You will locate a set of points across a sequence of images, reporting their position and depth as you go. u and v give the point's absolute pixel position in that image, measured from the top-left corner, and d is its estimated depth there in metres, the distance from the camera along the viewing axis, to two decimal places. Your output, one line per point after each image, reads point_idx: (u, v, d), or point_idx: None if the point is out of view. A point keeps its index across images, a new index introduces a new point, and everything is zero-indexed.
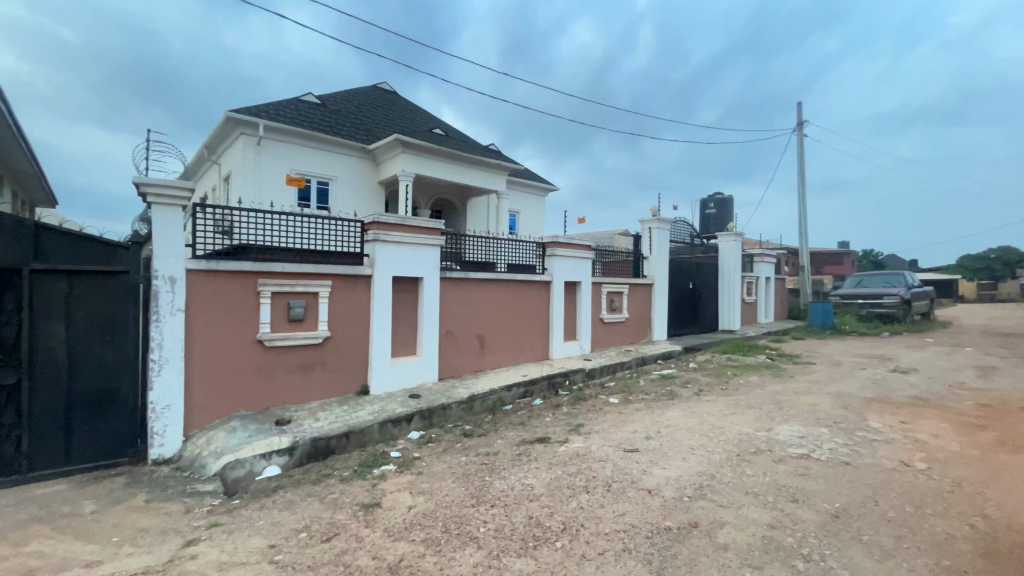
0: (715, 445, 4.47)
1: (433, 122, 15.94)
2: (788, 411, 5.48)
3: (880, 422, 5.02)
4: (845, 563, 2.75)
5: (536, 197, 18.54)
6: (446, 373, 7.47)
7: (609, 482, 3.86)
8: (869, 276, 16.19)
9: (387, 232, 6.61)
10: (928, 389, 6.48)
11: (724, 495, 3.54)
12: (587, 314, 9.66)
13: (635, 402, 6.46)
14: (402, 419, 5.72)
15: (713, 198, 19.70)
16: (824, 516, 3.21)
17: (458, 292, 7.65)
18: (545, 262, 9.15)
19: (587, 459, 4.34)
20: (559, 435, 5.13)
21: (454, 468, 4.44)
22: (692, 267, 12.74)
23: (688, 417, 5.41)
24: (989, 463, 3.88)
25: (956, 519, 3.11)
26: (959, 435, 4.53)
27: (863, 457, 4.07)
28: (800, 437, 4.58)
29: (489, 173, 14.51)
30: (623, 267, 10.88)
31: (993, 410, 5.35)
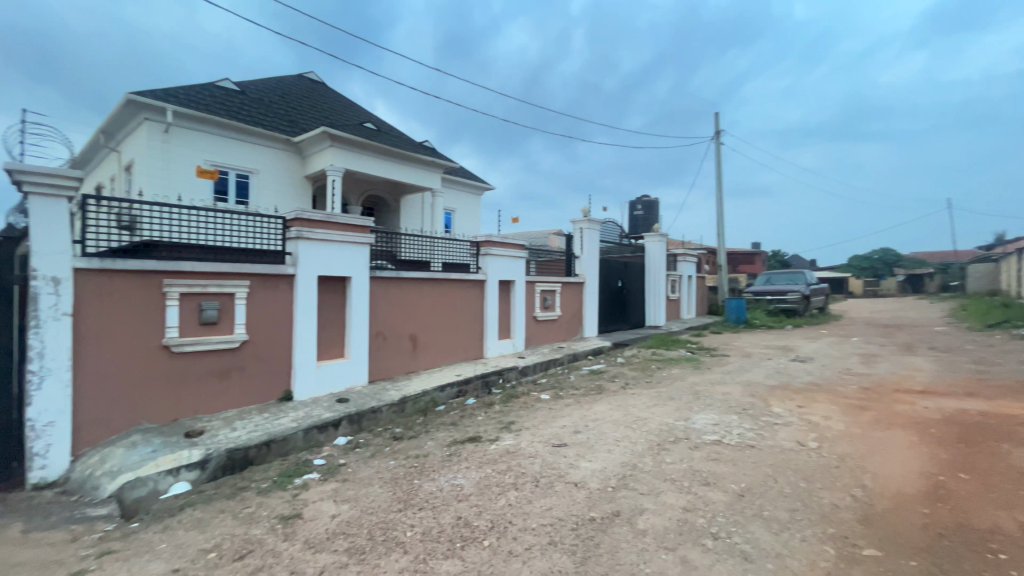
0: (638, 435, 4.70)
1: (363, 116, 15.39)
2: (704, 400, 5.87)
3: (782, 407, 5.53)
4: (747, 538, 3.00)
5: (471, 196, 18.48)
6: (377, 375, 7.24)
7: (537, 477, 3.93)
8: (777, 274, 17.74)
9: (311, 229, 6.29)
10: (822, 376, 7.22)
11: (645, 483, 3.73)
12: (521, 313, 9.79)
13: (565, 397, 6.63)
14: (329, 425, 5.47)
15: (641, 201, 20.68)
16: (731, 496, 3.47)
17: (389, 291, 7.44)
18: (480, 261, 9.13)
19: (518, 456, 4.39)
20: (490, 433, 5.14)
21: (382, 473, 4.32)
22: (620, 265, 13.30)
23: (615, 410, 5.64)
24: (867, 439, 4.40)
25: (841, 491, 3.49)
26: (845, 416, 5.10)
27: (766, 440, 4.46)
28: (714, 425, 4.92)
29: (424, 170, 14.25)
30: (556, 266, 11.12)
31: (872, 392, 6.07)
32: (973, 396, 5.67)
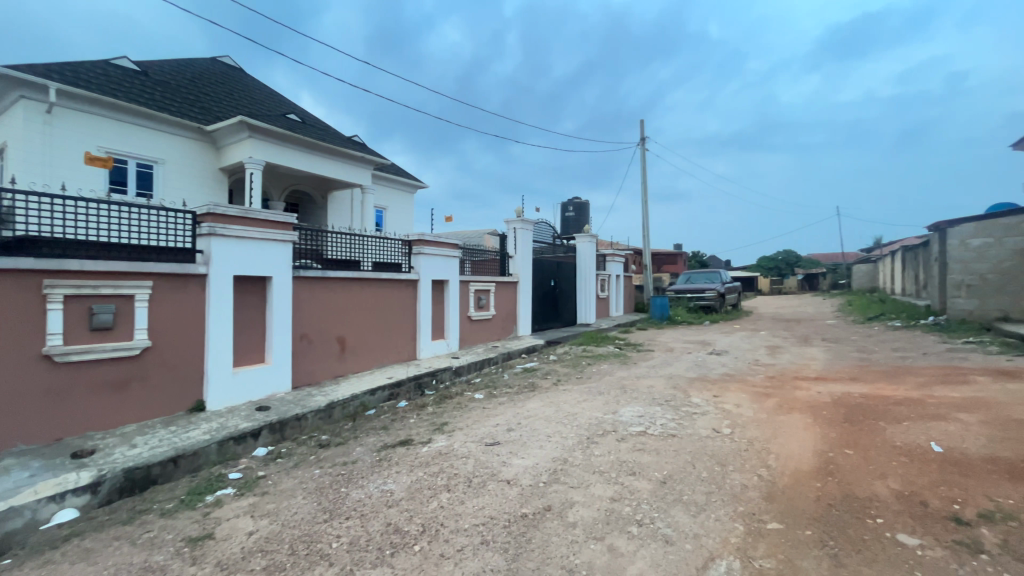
0: (569, 430, 4.83)
1: (286, 106, 14.52)
2: (631, 394, 6.15)
3: (700, 397, 5.93)
4: (668, 522, 3.17)
5: (403, 193, 18.03)
6: (301, 380, 6.85)
7: (470, 478, 3.91)
8: (696, 273, 18.99)
9: (225, 225, 5.81)
10: (734, 367, 7.83)
11: (575, 476, 3.83)
12: (455, 313, 9.70)
13: (499, 396, 6.66)
14: (247, 436, 5.09)
15: (572, 202, 21.26)
16: (655, 483, 3.66)
17: (316, 292, 7.07)
18: (412, 261, 8.93)
19: (450, 457, 4.35)
20: (423, 436, 5.05)
21: (306, 483, 4.08)
22: (553, 265, 13.60)
23: (547, 407, 5.76)
24: (772, 423, 4.83)
25: (749, 472, 3.80)
26: (754, 403, 5.58)
27: (686, 429, 4.76)
28: (639, 417, 5.17)
29: (354, 166, 13.71)
30: (490, 265, 11.15)
31: (776, 380, 6.69)
32: (857, 381, 6.42)
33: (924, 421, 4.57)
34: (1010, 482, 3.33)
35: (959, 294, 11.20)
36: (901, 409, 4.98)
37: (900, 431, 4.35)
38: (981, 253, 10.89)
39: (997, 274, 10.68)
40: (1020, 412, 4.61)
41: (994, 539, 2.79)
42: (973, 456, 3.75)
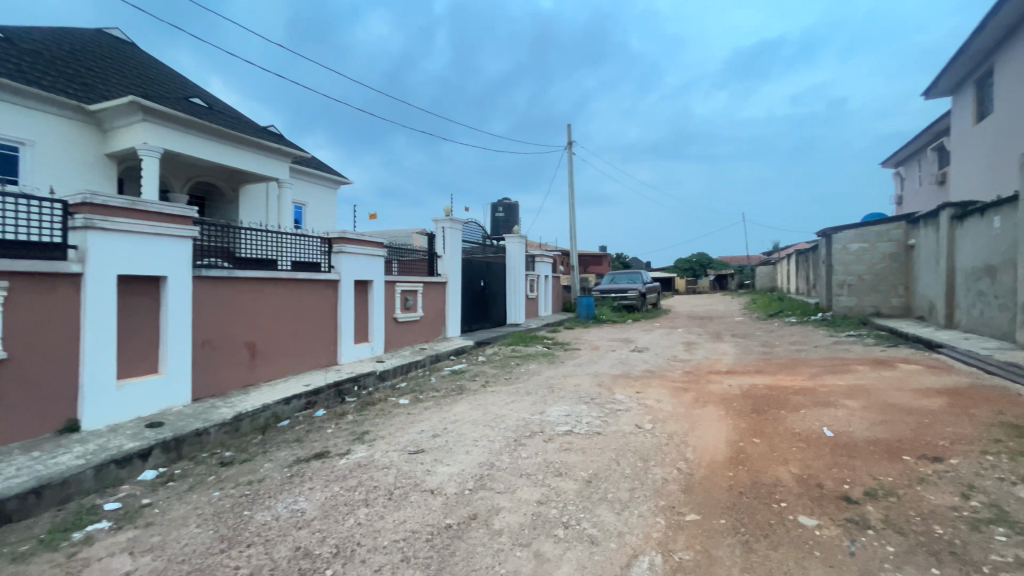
0: (497, 433, 4.74)
1: (188, 88, 13.15)
2: (558, 393, 6.17)
3: (623, 393, 6.10)
4: (595, 522, 3.17)
5: (324, 189, 17.05)
6: (203, 392, 6.17)
7: (391, 490, 3.67)
8: (619, 274, 19.80)
9: (106, 217, 5.06)
10: (655, 363, 8.19)
11: (502, 481, 3.73)
12: (380, 315, 9.27)
13: (425, 400, 6.42)
14: (133, 457, 4.45)
15: (502, 203, 21.29)
16: (580, 483, 3.66)
17: (221, 293, 6.40)
18: (333, 259, 8.40)
19: (370, 468, 4.08)
20: (341, 447, 4.71)
21: (201, 508, 3.62)
22: (482, 266, 13.48)
23: (474, 410, 5.62)
24: (689, 417, 5.05)
25: (670, 465, 3.92)
26: (673, 397, 5.83)
27: (610, 426, 4.85)
28: (566, 416, 5.19)
29: (268, 158, 12.71)
30: (417, 265, 10.80)
31: (692, 375, 7.06)
32: (762, 374, 6.94)
33: (818, 408, 5.01)
34: (889, 461, 3.71)
35: (842, 293, 12.59)
36: (798, 398, 5.44)
37: (798, 419, 4.72)
38: (859, 257, 12.32)
39: (872, 275, 12.13)
40: (893, 397, 5.21)
41: (878, 515, 3.07)
42: (858, 439, 4.15)
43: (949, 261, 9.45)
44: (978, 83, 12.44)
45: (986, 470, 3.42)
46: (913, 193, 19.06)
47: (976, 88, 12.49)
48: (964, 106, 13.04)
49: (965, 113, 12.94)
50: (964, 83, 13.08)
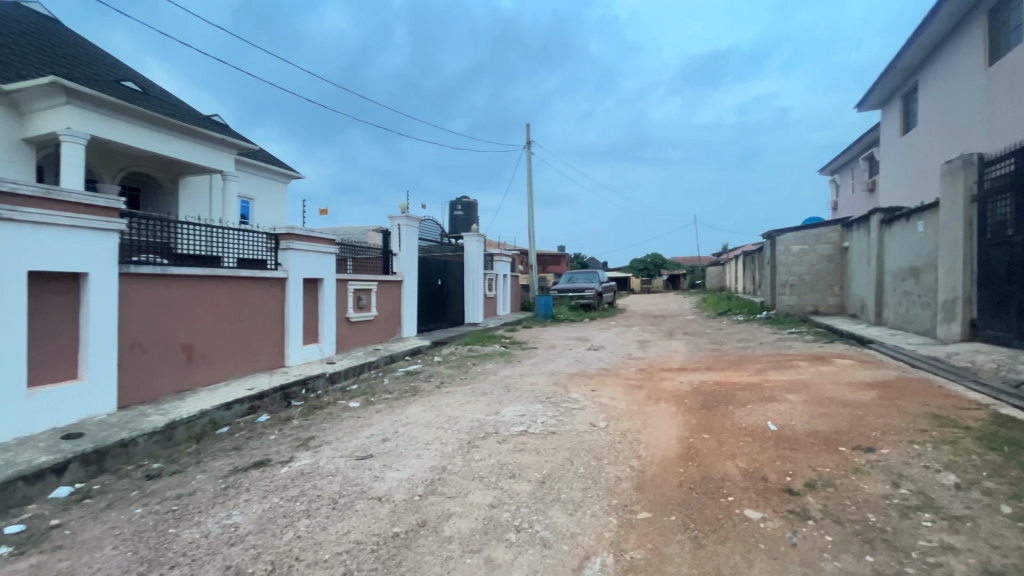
0: (450, 435, 4.61)
1: (121, 71, 12.19)
2: (513, 393, 6.10)
3: (579, 392, 6.11)
4: (547, 524, 3.11)
5: (273, 182, 16.26)
6: (131, 398, 5.67)
7: (335, 498, 3.48)
8: (577, 274, 20.06)
9: (17, 208, 4.56)
10: (609, 361, 8.29)
11: (453, 485, 3.62)
12: (331, 314, 8.90)
13: (377, 403, 6.19)
14: (44, 473, 3.99)
15: (461, 201, 21.05)
16: (534, 484, 3.60)
17: (152, 291, 5.92)
18: (280, 256, 7.96)
19: (314, 476, 3.86)
20: (283, 454, 4.44)
21: (120, 528, 3.29)
22: (440, 264, 13.25)
23: (427, 412, 5.46)
24: (642, 414, 5.11)
25: (623, 463, 3.93)
26: (627, 395, 5.90)
27: (565, 425, 4.83)
28: (521, 416, 5.13)
29: (212, 149, 11.97)
30: (372, 263, 10.46)
31: (646, 372, 7.18)
32: (711, 370, 7.16)
33: (762, 402, 5.20)
34: (826, 452, 3.87)
35: (785, 292, 13.24)
36: (745, 393, 5.62)
37: (745, 414, 4.87)
38: (800, 258, 13.00)
39: (811, 275, 12.82)
40: (830, 391, 5.48)
41: (817, 505, 3.18)
42: (799, 432, 4.32)
43: (879, 262, 10.11)
44: (904, 97, 13.41)
45: (912, 458, 3.63)
46: (847, 199, 20.39)
47: (902, 103, 13.46)
48: (892, 118, 14.05)
49: (892, 126, 13.92)
50: (892, 98, 14.09)
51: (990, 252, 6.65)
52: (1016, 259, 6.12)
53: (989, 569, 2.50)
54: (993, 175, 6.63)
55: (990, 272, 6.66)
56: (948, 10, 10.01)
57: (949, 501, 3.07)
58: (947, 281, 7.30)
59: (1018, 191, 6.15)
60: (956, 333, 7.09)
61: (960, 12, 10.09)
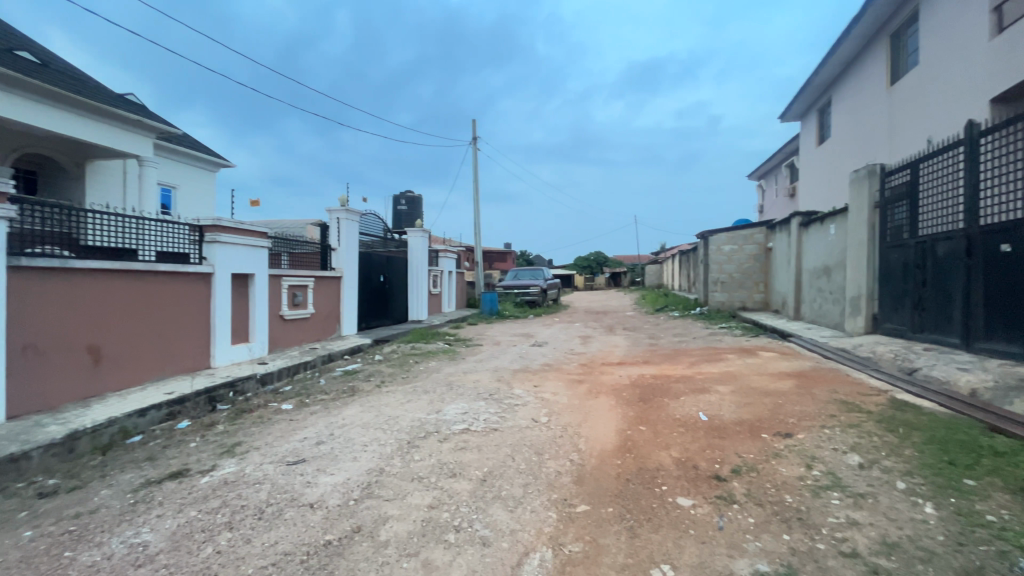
0: (389, 436, 4.47)
1: (15, 39, 10.83)
2: (456, 391, 6.04)
3: (522, 388, 6.14)
4: (487, 523, 3.09)
5: (199, 171, 15.11)
6: (25, 407, 5.05)
7: (262, 508, 3.27)
8: (522, 271, 20.21)
9: None
10: (552, 357, 8.41)
11: (391, 487, 3.51)
12: (263, 312, 8.37)
13: (311, 404, 5.90)
14: None
15: (404, 196, 20.56)
16: (474, 483, 3.56)
17: (50, 288, 5.29)
18: (204, 250, 7.35)
19: (239, 485, 3.61)
20: (204, 463, 4.11)
21: (5, 555, 2.91)
22: (382, 260, 12.85)
23: (366, 412, 5.26)
24: (582, 408, 5.22)
25: (563, 458, 3.98)
26: (568, 389, 6.00)
27: (507, 421, 4.83)
28: (463, 413, 5.08)
29: (128, 132, 10.91)
30: (309, 258, 9.95)
31: (587, 367, 7.34)
32: (648, 364, 7.45)
33: (695, 394, 5.46)
34: (750, 440, 4.12)
35: (716, 289, 14.03)
36: (679, 385, 5.88)
37: (678, 405, 5.10)
38: (730, 257, 13.82)
39: (740, 273, 13.67)
40: (754, 381, 5.86)
41: (742, 490, 3.37)
42: (727, 421, 4.57)
43: (799, 262, 10.94)
44: (819, 110, 14.56)
45: (824, 442, 3.94)
46: (771, 204, 21.94)
47: (818, 115, 14.62)
48: (809, 130, 15.24)
49: (810, 136, 15.09)
50: (809, 111, 15.31)
51: (890, 254, 7.36)
52: (910, 260, 6.83)
53: (887, 540, 2.75)
54: (892, 184, 7.33)
55: (889, 272, 7.38)
56: (857, 32, 10.97)
57: (854, 479, 3.36)
58: (854, 279, 8.01)
59: (913, 199, 6.84)
60: (861, 326, 7.81)
61: (868, 34, 11.08)
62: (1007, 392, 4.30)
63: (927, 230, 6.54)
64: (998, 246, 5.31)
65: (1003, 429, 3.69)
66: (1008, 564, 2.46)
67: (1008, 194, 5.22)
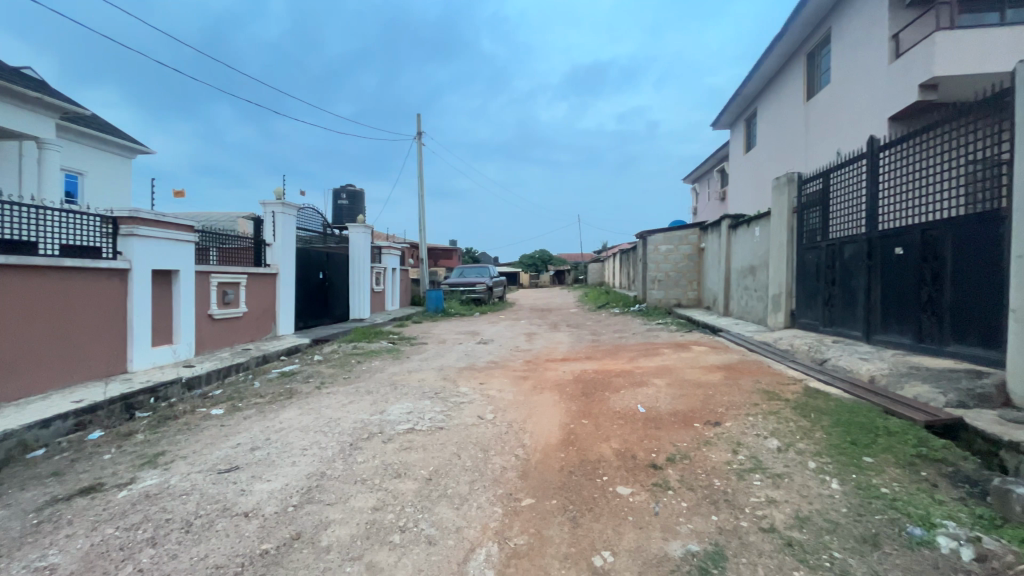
0: (330, 439, 4.33)
1: None
2: (400, 390, 5.94)
3: (468, 386, 6.15)
4: (433, 521, 3.08)
5: (112, 156, 13.81)
6: None
7: (190, 519, 3.08)
8: (467, 268, 20.15)
9: None
10: (498, 354, 8.48)
11: (333, 491, 3.41)
12: (189, 311, 7.79)
13: (244, 408, 5.58)
14: None
15: (345, 190, 19.85)
16: (420, 482, 3.54)
17: None
18: (119, 244, 6.71)
19: (163, 497, 3.36)
20: (122, 476, 3.79)
21: None
22: (321, 256, 12.36)
23: (304, 415, 5.06)
24: (527, 404, 5.31)
25: (508, 453, 4.04)
26: (513, 386, 6.08)
27: (452, 419, 4.82)
28: (408, 413, 5.01)
29: (24, 111, 9.75)
30: (240, 253, 9.37)
31: (532, 364, 7.47)
32: (590, 359, 7.69)
33: (634, 387, 5.71)
34: (684, 429, 4.38)
35: (654, 287, 14.70)
36: (619, 379, 6.13)
37: (618, 398, 5.31)
38: (666, 257, 14.52)
39: (675, 272, 14.43)
40: (688, 374, 6.22)
41: (676, 476, 3.59)
42: (663, 412, 4.83)
43: (728, 261, 11.72)
44: (746, 120, 15.63)
45: (748, 428, 4.26)
46: (704, 206, 23.28)
47: (746, 125, 15.67)
48: (738, 138, 16.31)
49: (738, 144, 16.15)
50: (738, 120, 16.39)
51: (805, 255, 8.05)
52: (822, 261, 7.51)
53: (800, 515, 3.04)
54: (808, 192, 8.02)
55: (804, 271, 8.08)
56: (779, 50, 11.90)
57: (773, 461, 3.67)
58: (775, 278, 8.68)
59: (825, 206, 7.52)
60: (781, 321, 8.49)
61: (788, 52, 12.05)
62: (899, 377, 4.86)
63: (837, 234, 7.22)
64: (893, 249, 5.95)
65: (896, 411, 4.17)
66: (898, 530, 2.80)
67: (903, 202, 5.85)
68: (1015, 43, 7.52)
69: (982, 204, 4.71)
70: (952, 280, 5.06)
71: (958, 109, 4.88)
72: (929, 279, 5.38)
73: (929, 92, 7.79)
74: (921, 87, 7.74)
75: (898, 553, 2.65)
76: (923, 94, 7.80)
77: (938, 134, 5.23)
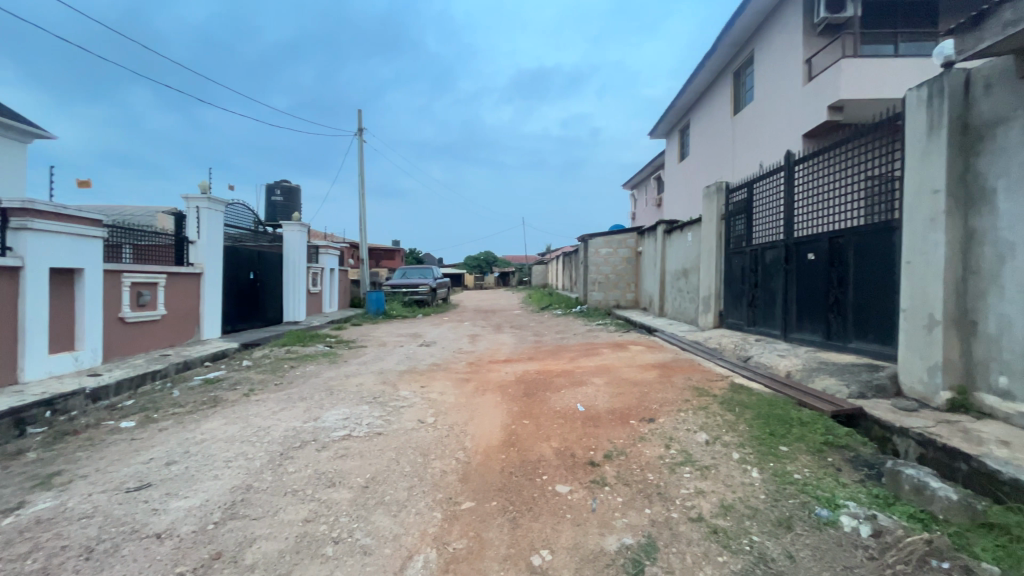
0: (258, 449, 4.08)
1: None
2: (337, 395, 5.70)
3: (408, 389, 6.01)
4: (368, 531, 2.97)
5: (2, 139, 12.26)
6: None
7: (90, 545, 2.78)
8: (410, 269, 19.76)
9: None
10: (440, 357, 8.36)
11: (259, 504, 3.21)
12: (95, 313, 7.05)
13: (160, 420, 5.12)
14: None
15: (279, 185, 18.82)
16: (355, 490, 3.41)
17: None
18: (8, 239, 5.96)
19: (58, 522, 3.01)
20: (8, 500, 3.35)
21: None
22: (252, 255, 11.64)
23: (230, 424, 4.73)
24: (469, 406, 5.27)
25: (449, 457, 3.99)
26: (455, 388, 6.02)
27: (391, 424, 4.69)
28: (344, 419, 4.81)
29: None
30: (157, 252, 8.62)
31: (475, 365, 7.43)
32: (532, 360, 7.77)
33: (574, 387, 5.83)
34: (621, 426, 4.52)
35: (594, 288, 15.14)
36: (560, 379, 6.22)
37: (559, 398, 5.40)
38: (606, 259, 14.98)
39: (614, 274, 14.95)
40: (625, 372, 6.44)
41: (612, 472, 3.70)
42: (601, 410, 4.97)
43: (663, 264, 12.30)
44: (681, 131, 16.48)
45: (680, 424, 4.47)
46: (642, 212, 24.29)
47: (680, 135, 16.51)
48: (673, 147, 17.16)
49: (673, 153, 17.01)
50: (673, 130, 17.22)
51: (731, 259, 8.61)
52: (746, 265, 8.06)
53: (724, 503, 3.22)
54: (734, 201, 8.59)
55: (731, 275, 8.64)
56: (709, 66, 12.63)
57: (702, 454, 3.88)
58: (706, 280, 9.20)
59: (749, 213, 8.08)
60: (710, 321, 9.01)
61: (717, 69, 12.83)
62: (811, 371, 5.31)
63: (759, 240, 7.77)
64: (806, 255, 6.49)
65: (807, 403, 4.56)
66: (808, 512, 3.05)
67: (814, 212, 6.40)
68: (907, 72, 8.44)
69: (878, 215, 5.23)
70: (854, 284, 5.60)
71: (859, 129, 5.39)
72: (835, 282, 5.92)
73: (835, 113, 8.61)
74: (829, 108, 8.54)
75: (808, 533, 2.88)
76: (831, 114, 8.61)
77: (843, 151, 5.77)
